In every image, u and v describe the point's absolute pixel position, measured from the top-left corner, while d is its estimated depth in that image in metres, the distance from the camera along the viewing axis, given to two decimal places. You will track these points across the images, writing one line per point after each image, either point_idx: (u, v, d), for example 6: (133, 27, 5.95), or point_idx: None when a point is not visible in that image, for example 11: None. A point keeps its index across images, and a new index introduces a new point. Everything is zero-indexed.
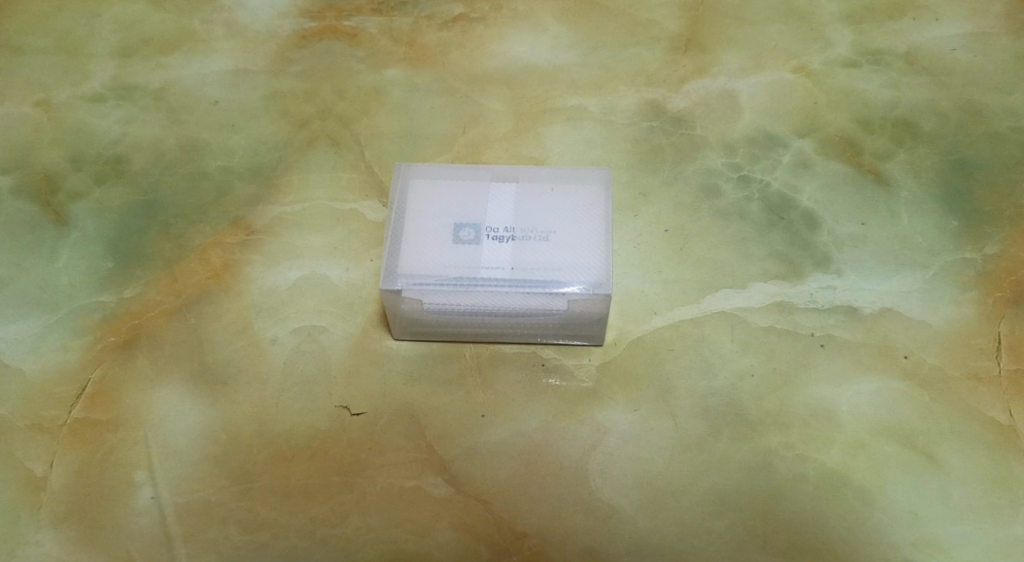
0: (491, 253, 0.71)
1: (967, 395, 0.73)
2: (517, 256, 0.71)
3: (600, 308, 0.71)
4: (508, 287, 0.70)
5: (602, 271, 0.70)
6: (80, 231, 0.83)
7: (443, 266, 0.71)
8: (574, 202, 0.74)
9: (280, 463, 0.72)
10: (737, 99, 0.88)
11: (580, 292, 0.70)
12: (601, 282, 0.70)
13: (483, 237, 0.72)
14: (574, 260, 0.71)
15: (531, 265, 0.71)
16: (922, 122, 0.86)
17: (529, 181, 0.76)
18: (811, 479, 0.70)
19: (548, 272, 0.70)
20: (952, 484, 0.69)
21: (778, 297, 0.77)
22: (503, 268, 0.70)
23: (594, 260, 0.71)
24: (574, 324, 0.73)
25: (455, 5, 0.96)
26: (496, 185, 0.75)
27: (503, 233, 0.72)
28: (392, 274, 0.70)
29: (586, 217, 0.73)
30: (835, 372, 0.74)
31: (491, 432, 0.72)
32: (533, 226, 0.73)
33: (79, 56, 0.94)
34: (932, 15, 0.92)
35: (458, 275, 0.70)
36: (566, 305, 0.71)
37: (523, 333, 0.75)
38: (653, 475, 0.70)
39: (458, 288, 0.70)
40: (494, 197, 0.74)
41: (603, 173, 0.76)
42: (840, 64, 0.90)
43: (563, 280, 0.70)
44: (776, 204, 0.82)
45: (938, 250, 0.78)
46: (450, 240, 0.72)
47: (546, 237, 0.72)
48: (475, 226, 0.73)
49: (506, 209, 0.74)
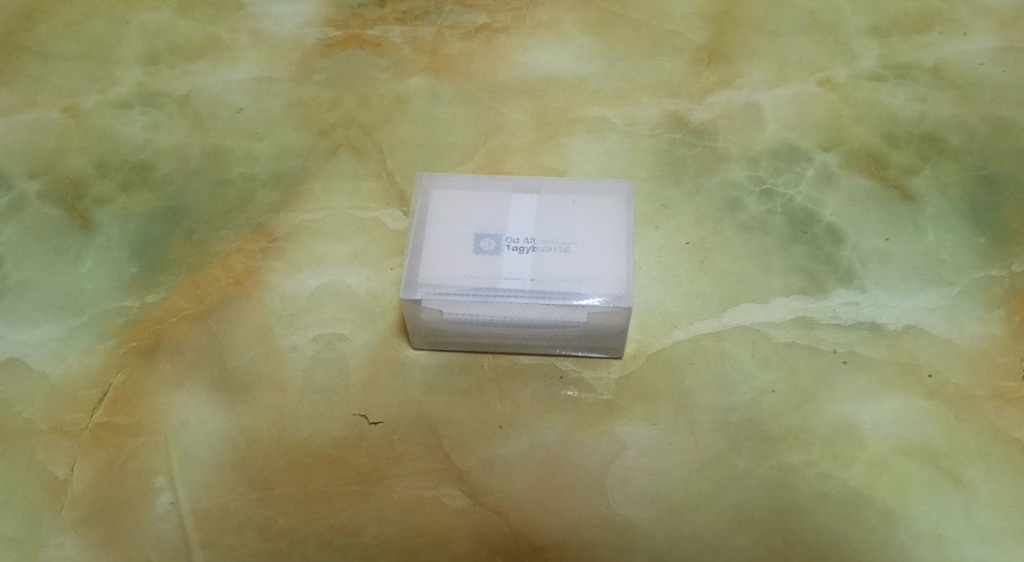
0: (511, 264, 0.71)
1: (993, 415, 0.72)
2: (538, 267, 0.71)
3: (620, 322, 0.71)
4: (529, 299, 0.70)
5: (624, 284, 0.70)
6: (104, 236, 0.83)
7: (463, 277, 0.71)
8: (596, 214, 0.74)
9: (298, 470, 0.72)
10: (760, 112, 0.87)
11: (601, 304, 0.69)
12: (622, 294, 0.70)
13: (504, 248, 0.72)
14: (596, 273, 0.71)
15: (551, 276, 0.70)
16: (949, 137, 0.85)
17: (550, 192, 0.75)
18: (833, 498, 0.69)
19: (569, 284, 0.70)
20: (977, 507, 0.68)
21: (800, 312, 0.76)
22: (523, 279, 0.70)
23: (616, 273, 0.71)
24: (593, 337, 0.73)
25: (479, 15, 0.96)
26: (517, 196, 0.75)
27: (524, 244, 0.72)
28: (411, 284, 0.70)
29: (608, 230, 0.73)
30: (858, 389, 0.73)
31: (509, 444, 0.72)
32: (554, 238, 0.72)
33: (107, 63, 0.95)
34: (960, 29, 0.91)
35: (478, 286, 0.70)
36: (586, 318, 0.71)
37: (542, 345, 0.75)
38: (672, 490, 0.70)
39: (479, 298, 0.70)
40: (515, 208, 0.74)
41: (627, 185, 0.76)
42: (865, 77, 0.89)
43: (583, 293, 0.70)
44: (799, 218, 0.81)
45: (964, 268, 0.77)
46: (470, 250, 0.72)
47: (567, 249, 0.72)
48: (496, 237, 0.73)
49: (526, 220, 0.74)
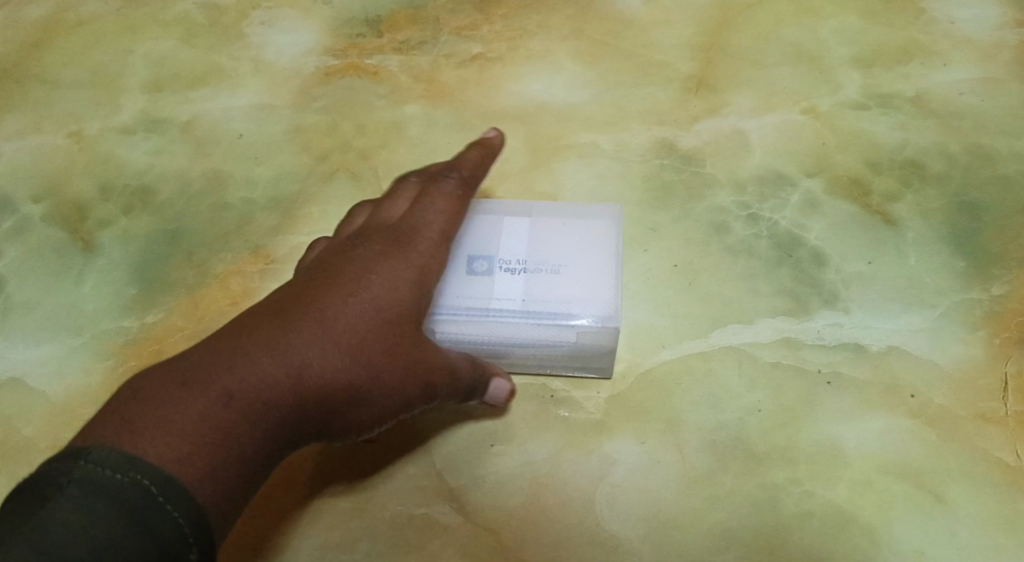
0: (502, 286, 0.73)
1: (974, 435, 0.73)
2: (528, 288, 0.73)
3: (609, 343, 0.72)
4: (519, 319, 0.72)
5: (612, 305, 0.72)
6: (106, 258, 0.85)
7: (455, 298, 0.73)
8: (586, 236, 0.76)
9: (290, 486, 0.73)
10: (747, 139, 0.89)
11: (590, 324, 0.71)
12: (610, 315, 0.71)
13: (496, 269, 0.74)
14: (584, 295, 0.73)
15: (541, 298, 0.72)
16: (930, 164, 0.86)
17: (542, 216, 0.77)
18: (817, 515, 0.71)
19: (558, 306, 0.72)
20: (958, 525, 0.70)
21: (786, 332, 0.78)
22: (515, 300, 0.72)
23: (604, 295, 0.72)
24: (583, 358, 0.75)
25: (474, 45, 0.98)
26: (509, 218, 0.77)
27: (516, 266, 0.74)
28: None
29: (598, 252, 0.75)
30: (842, 409, 0.74)
31: (501, 461, 0.74)
32: (545, 259, 0.74)
33: (112, 90, 0.98)
34: (941, 60, 0.92)
35: (470, 306, 0.72)
36: (576, 339, 0.72)
37: (533, 364, 0.76)
38: (659, 507, 0.72)
39: (470, 318, 0.72)
40: (507, 230, 0.76)
41: (616, 209, 0.78)
42: (848, 106, 0.90)
43: (571, 314, 0.72)
44: (785, 241, 0.83)
45: (945, 291, 0.79)
46: (462, 271, 0.74)
47: (558, 269, 0.74)
48: (488, 258, 0.75)
49: (518, 242, 0.76)
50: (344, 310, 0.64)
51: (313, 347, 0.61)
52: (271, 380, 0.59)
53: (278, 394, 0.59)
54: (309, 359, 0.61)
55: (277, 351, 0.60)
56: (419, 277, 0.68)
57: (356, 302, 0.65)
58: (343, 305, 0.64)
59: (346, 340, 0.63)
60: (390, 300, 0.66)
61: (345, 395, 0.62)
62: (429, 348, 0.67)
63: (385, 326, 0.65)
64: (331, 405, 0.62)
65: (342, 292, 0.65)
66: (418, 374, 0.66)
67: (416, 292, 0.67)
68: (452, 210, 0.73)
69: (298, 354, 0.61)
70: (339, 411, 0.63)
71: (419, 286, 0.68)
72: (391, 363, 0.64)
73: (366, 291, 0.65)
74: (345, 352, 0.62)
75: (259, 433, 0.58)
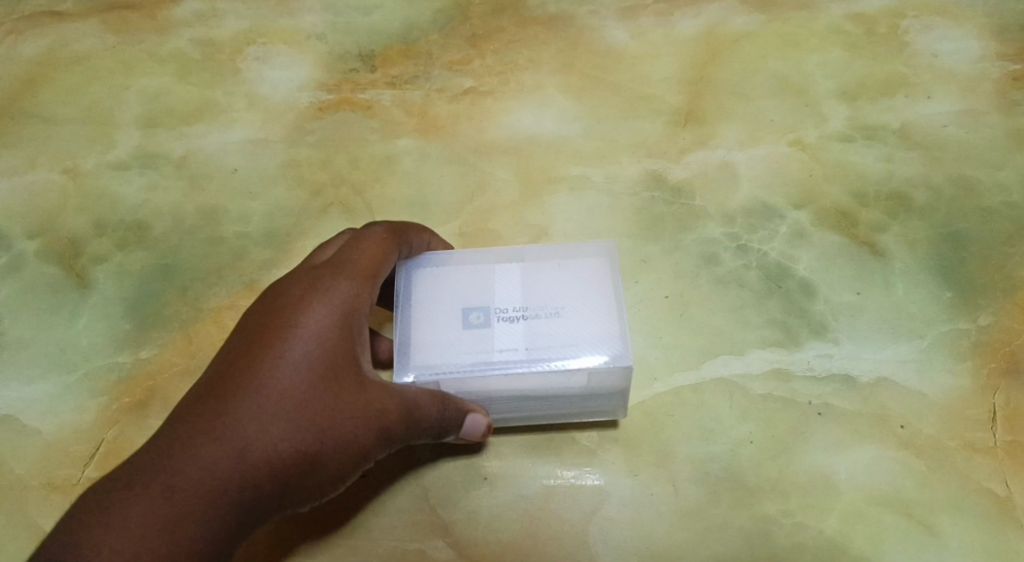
0: (503, 336, 0.71)
1: (963, 466, 0.74)
2: (530, 336, 0.71)
3: (620, 382, 0.71)
4: (526, 369, 0.70)
5: (619, 345, 0.70)
6: (100, 294, 0.86)
7: (455, 355, 0.71)
8: (584, 273, 0.74)
9: (284, 522, 0.74)
10: (735, 171, 0.90)
11: (600, 366, 0.70)
12: (619, 356, 0.70)
13: (493, 319, 0.72)
14: (589, 337, 0.71)
15: (545, 346, 0.71)
16: (916, 196, 0.87)
17: (533, 257, 0.75)
18: (809, 548, 0.71)
19: (563, 352, 0.70)
20: (948, 556, 0.70)
21: (776, 363, 0.79)
22: (518, 350, 0.70)
23: (609, 335, 0.71)
24: (595, 399, 0.73)
25: (465, 78, 0.99)
26: (501, 264, 0.75)
27: (514, 313, 0.72)
28: (403, 367, 0.70)
29: (596, 291, 0.73)
30: (832, 440, 0.75)
31: (494, 496, 0.74)
32: (544, 303, 0.72)
33: (107, 126, 0.98)
34: (925, 92, 0.93)
35: (472, 361, 0.70)
36: (587, 381, 0.71)
37: (542, 412, 0.75)
38: (652, 541, 0.72)
39: (474, 372, 0.70)
40: (500, 275, 0.74)
41: (608, 242, 0.75)
42: (835, 138, 0.91)
43: (578, 360, 0.70)
44: (774, 273, 0.84)
45: (933, 321, 0.80)
46: (459, 325, 0.72)
47: (558, 313, 0.72)
48: (484, 308, 0.73)
49: (512, 288, 0.73)
50: (274, 374, 0.65)
51: (249, 419, 0.63)
52: (214, 459, 0.62)
53: (219, 478, 0.61)
54: (246, 431, 0.63)
55: (213, 431, 0.62)
56: (350, 324, 0.68)
57: (286, 364, 0.65)
58: (272, 370, 0.65)
59: (280, 405, 0.64)
60: (320, 355, 0.66)
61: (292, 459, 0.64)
62: (372, 391, 0.67)
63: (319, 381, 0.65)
64: (282, 469, 0.63)
65: (272, 357, 0.65)
66: (364, 427, 0.66)
67: (350, 341, 0.67)
68: (379, 250, 0.72)
69: (234, 430, 0.63)
70: (296, 475, 0.64)
71: (351, 334, 0.67)
72: (333, 418, 0.65)
73: (293, 350, 0.65)
74: (279, 419, 0.64)
75: (211, 520, 0.61)
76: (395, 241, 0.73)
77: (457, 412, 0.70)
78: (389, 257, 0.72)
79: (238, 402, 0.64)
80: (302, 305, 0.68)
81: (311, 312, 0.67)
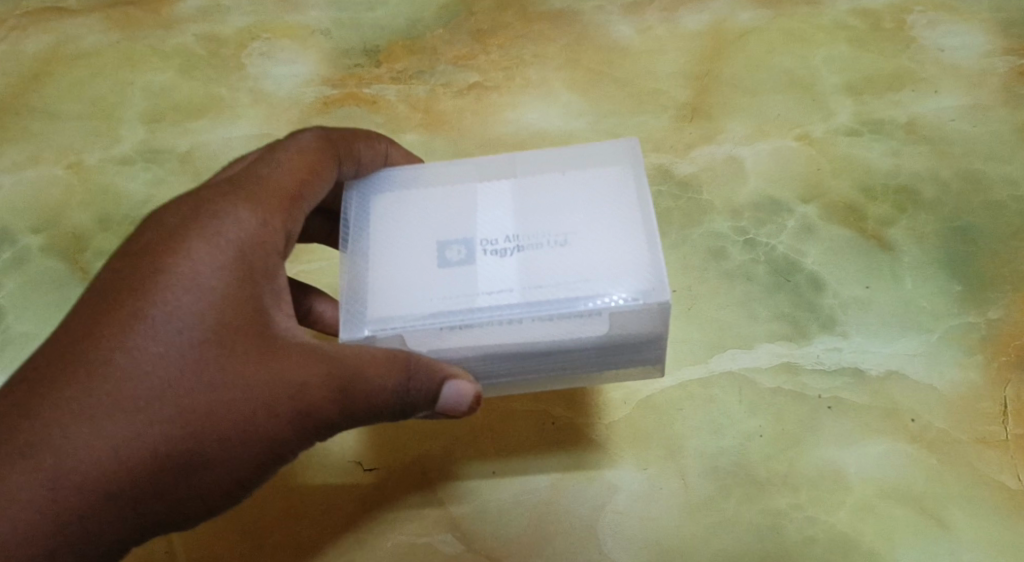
0: (490, 273, 0.60)
1: (974, 459, 0.73)
2: (525, 273, 0.59)
3: (648, 323, 0.59)
4: (522, 313, 0.58)
5: (645, 274, 0.58)
6: None
7: (428, 299, 0.59)
8: (588, 192, 0.62)
9: (293, 518, 0.74)
10: (742, 166, 0.89)
11: (617, 304, 0.57)
12: (643, 289, 0.58)
13: (476, 253, 0.61)
14: (603, 268, 0.59)
15: (544, 282, 0.59)
16: (923, 190, 0.86)
17: (528, 177, 0.63)
18: (820, 541, 0.71)
19: (570, 286, 0.58)
20: (960, 550, 0.70)
21: (785, 357, 0.78)
22: (511, 291, 0.59)
23: (628, 263, 0.59)
24: (620, 349, 0.61)
25: (470, 73, 0.99)
26: (486, 187, 0.63)
27: (503, 245, 0.61)
28: (371, 319, 0.59)
29: (608, 210, 0.61)
30: (842, 433, 0.75)
31: (502, 488, 0.74)
32: (541, 233, 0.61)
33: (111, 121, 0.98)
34: (931, 87, 0.92)
35: (453, 307, 0.59)
36: (604, 327, 0.59)
37: (554, 370, 0.62)
38: (662, 535, 0.72)
39: (456, 321, 0.59)
40: (485, 202, 0.63)
41: (625, 155, 0.63)
42: (842, 132, 0.90)
43: (590, 294, 0.58)
44: (782, 267, 0.83)
45: (942, 315, 0.80)
46: (435, 263, 0.61)
47: (561, 242, 0.60)
48: (466, 241, 0.61)
49: (502, 215, 0.62)
50: (141, 337, 0.56)
51: (110, 392, 0.55)
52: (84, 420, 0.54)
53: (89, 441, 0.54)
54: (104, 412, 0.55)
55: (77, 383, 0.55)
56: (248, 268, 0.59)
57: (158, 324, 0.56)
58: (139, 332, 0.56)
59: (149, 376, 0.56)
60: (202, 312, 0.57)
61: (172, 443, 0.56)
62: (276, 362, 0.58)
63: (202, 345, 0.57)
64: (160, 460, 0.56)
65: (138, 311, 0.57)
66: (272, 396, 0.57)
67: (246, 292, 0.58)
68: (297, 168, 0.64)
69: (89, 413, 0.55)
70: (180, 466, 0.56)
71: (250, 284, 0.59)
72: (220, 393, 0.56)
73: (176, 286, 0.57)
74: (151, 393, 0.56)
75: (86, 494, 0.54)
76: (322, 151, 0.65)
77: (427, 382, 0.58)
78: (306, 179, 0.64)
79: (93, 373, 0.55)
80: (182, 240, 0.59)
81: (190, 252, 0.58)
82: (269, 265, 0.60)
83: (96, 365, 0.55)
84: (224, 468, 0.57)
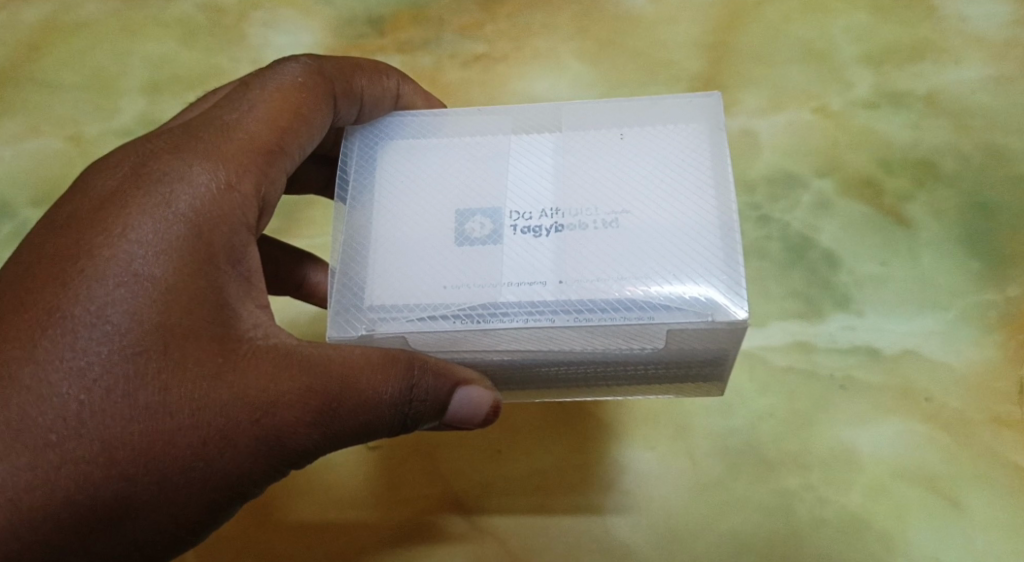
0: (522, 255, 0.55)
1: (991, 440, 0.72)
2: (562, 260, 0.54)
3: (710, 342, 0.53)
4: (561, 313, 0.53)
5: (715, 283, 0.52)
6: None
7: (445, 283, 0.55)
8: (639, 168, 0.56)
9: (297, 494, 0.73)
10: (757, 139, 0.87)
11: (671, 314, 0.52)
12: (711, 301, 0.52)
13: (506, 229, 0.56)
14: (664, 264, 0.53)
15: (584, 275, 0.54)
16: (943, 165, 0.84)
17: (575, 143, 0.58)
18: (831, 522, 0.70)
19: (618, 283, 0.53)
20: (975, 531, 0.69)
21: (798, 336, 0.77)
22: (547, 282, 0.54)
23: (696, 263, 0.53)
24: (676, 363, 0.56)
25: (476, 43, 0.97)
26: (521, 152, 0.58)
27: (539, 224, 0.55)
28: (380, 305, 0.55)
29: (676, 194, 0.55)
30: (856, 413, 0.73)
31: (509, 467, 0.73)
32: (582, 212, 0.55)
33: (111, 92, 0.96)
34: (953, 58, 0.89)
35: (475, 296, 0.54)
36: (659, 344, 0.53)
37: (593, 374, 0.58)
38: (672, 515, 0.71)
39: (477, 315, 0.54)
40: (519, 171, 0.57)
41: (699, 126, 0.57)
42: (860, 105, 0.88)
43: (645, 297, 0.52)
44: (796, 243, 0.81)
45: (960, 293, 0.78)
46: (457, 239, 0.56)
47: (607, 225, 0.55)
48: (493, 216, 0.56)
49: (543, 185, 0.57)
50: (67, 348, 0.51)
51: (24, 421, 0.49)
52: (31, 403, 0.50)
53: (34, 428, 0.50)
54: (19, 448, 0.49)
55: (22, 363, 0.50)
56: (200, 253, 0.54)
57: (87, 330, 0.51)
58: (65, 341, 0.51)
59: (74, 398, 0.50)
60: (142, 311, 0.52)
61: (103, 478, 0.50)
62: (232, 374, 0.52)
63: (138, 357, 0.51)
64: (114, 460, 0.50)
65: (64, 313, 0.51)
66: (245, 394, 0.52)
67: (197, 286, 0.53)
68: (276, 110, 0.60)
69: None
70: (140, 473, 0.51)
71: (201, 276, 0.54)
72: (185, 387, 0.52)
73: (133, 248, 0.53)
74: (75, 420, 0.50)
75: (29, 489, 0.49)
76: (317, 86, 0.63)
77: (434, 389, 0.55)
78: (287, 125, 0.60)
79: (7, 399, 0.50)
80: (121, 223, 0.54)
81: (140, 228, 0.54)
82: (228, 246, 0.55)
83: (12, 388, 0.50)
84: (166, 509, 0.52)
